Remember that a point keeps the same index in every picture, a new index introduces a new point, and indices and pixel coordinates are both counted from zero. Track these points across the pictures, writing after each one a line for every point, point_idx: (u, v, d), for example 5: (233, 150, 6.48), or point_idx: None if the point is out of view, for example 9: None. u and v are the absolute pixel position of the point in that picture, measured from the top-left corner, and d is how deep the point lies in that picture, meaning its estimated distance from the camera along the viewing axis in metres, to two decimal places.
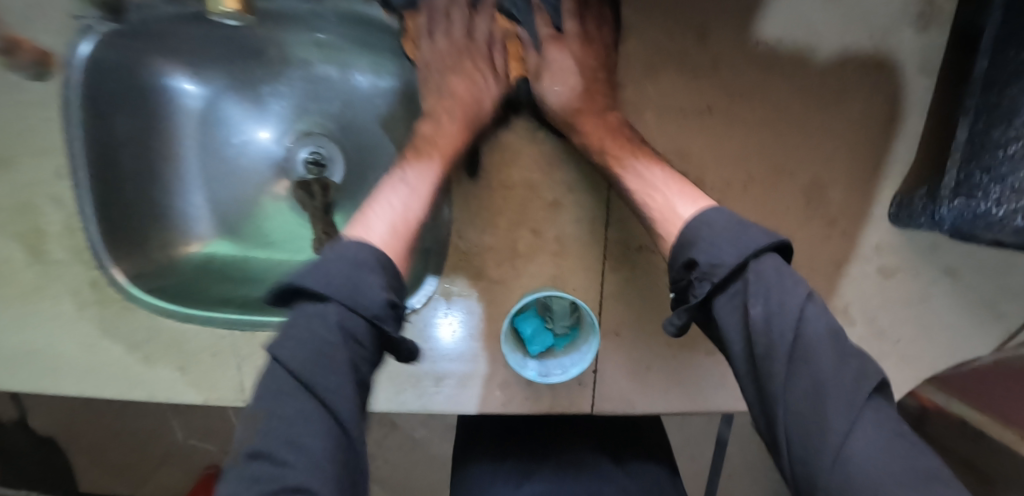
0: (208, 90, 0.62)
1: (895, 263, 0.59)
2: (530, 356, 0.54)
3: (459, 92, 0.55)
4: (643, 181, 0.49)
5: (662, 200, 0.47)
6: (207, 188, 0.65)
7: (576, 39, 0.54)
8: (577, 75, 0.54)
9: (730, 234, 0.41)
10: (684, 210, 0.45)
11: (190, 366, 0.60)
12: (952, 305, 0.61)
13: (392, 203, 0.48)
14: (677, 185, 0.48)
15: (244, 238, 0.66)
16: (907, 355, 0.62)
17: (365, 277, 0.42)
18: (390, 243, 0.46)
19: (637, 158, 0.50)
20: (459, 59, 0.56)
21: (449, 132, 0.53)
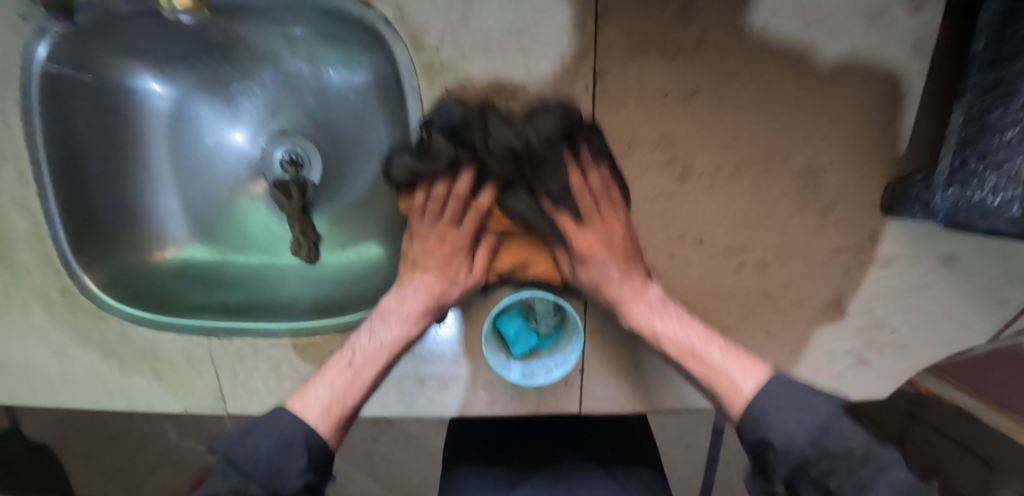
0: (176, 90, 0.60)
1: (891, 251, 0.57)
2: (514, 357, 0.53)
3: (432, 285, 0.52)
4: (658, 325, 0.50)
5: (726, 380, 0.46)
6: (181, 190, 0.63)
7: (600, 227, 0.50)
8: (593, 252, 0.50)
9: (793, 404, 0.42)
10: (747, 387, 0.44)
11: (166, 375, 0.59)
12: (954, 294, 0.59)
13: (334, 382, 0.47)
14: (734, 357, 0.47)
15: (221, 241, 0.64)
16: (905, 345, 0.61)
17: (289, 454, 0.41)
18: (328, 417, 0.45)
19: (648, 321, 0.50)
20: (448, 190, 0.52)
21: (443, 260, 0.52)
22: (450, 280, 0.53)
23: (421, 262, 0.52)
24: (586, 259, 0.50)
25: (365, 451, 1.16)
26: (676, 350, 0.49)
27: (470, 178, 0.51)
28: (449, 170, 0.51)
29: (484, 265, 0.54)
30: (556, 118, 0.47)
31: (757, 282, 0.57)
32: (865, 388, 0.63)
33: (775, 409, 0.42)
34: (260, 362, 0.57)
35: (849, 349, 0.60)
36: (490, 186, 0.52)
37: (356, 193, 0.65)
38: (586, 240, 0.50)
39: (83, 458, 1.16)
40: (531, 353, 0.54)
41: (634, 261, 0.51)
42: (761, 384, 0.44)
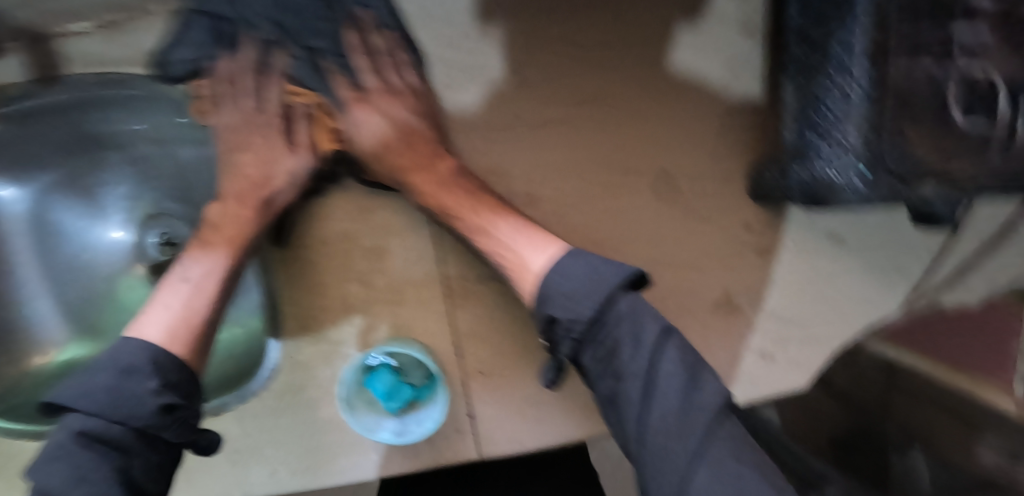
0: (28, 192, 0.57)
1: (767, 241, 0.56)
2: (387, 416, 0.50)
3: (251, 171, 0.50)
4: (460, 195, 0.49)
5: (513, 253, 0.44)
6: (53, 290, 0.60)
7: (381, 92, 0.53)
8: (394, 151, 0.52)
9: (579, 271, 0.39)
10: (536, 262, 0.42)
11: None
12: (845, 271, 0.58)
13: (168, 303, 0.41)
14: (525, 231, 0.45)
15: (103, 334, 0.63)
16: (813, 332, 0.58)
17: (136, 383, 0.35)
18: (177, 338, 0.40)
19: (473, 213, 0.48)
20: (248, 129, 0.51)
21: (251, 175, 0.50)
22: (275, 159, 0.51)
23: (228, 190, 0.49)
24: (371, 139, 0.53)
25: None
26: (470, 226, 0.48)
27: (253, 48, 0.52)
28: (234, 56, 0.52)
29: (304, 166, 0.52)
30: None
31: None
32: (779, 385, 0.58)
33: (564, 286, 0.39)
34: None
35: (751, 347, 0.57)
36: (280, 44, 0.53)
37: None
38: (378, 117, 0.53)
39: None
40: (412, 406, 0.51)
41: (432, 156, 0.52)
42: (555, 256, 0.42)
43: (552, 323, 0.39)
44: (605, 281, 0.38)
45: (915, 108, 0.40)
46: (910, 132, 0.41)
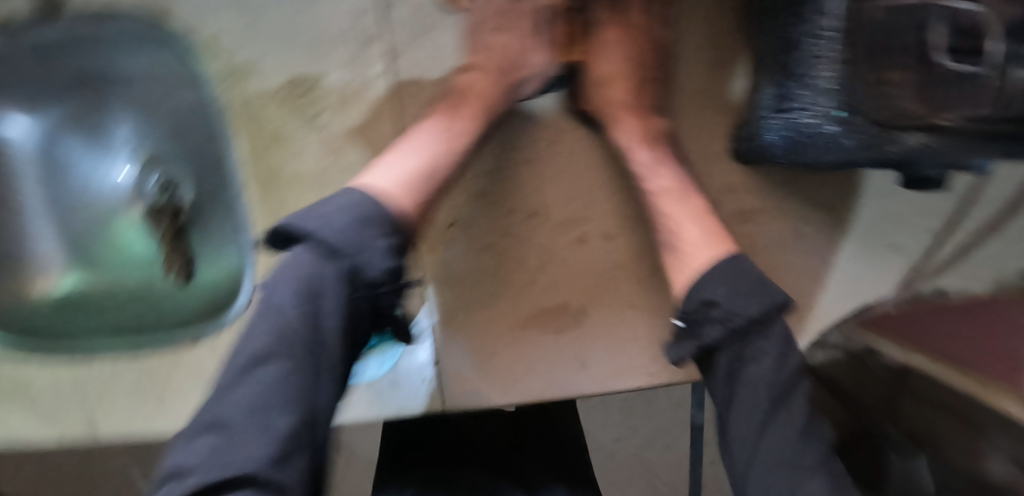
0: (41, 126, 0.62)
1: (754, 204, 0.53)
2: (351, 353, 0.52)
3: (499, 60, 0.45)
4: (654, 159, 0.46)
5: (692, 233, 0.40)
6: (59, 222, 0.64)
7: (638, 27, 0.47)
8: (623, 86, 0.47)
9: (743, 274, 0.35)
10: (708, 256, 0.37)
11: (43, 401, 0.59)
12: (837, 241, 0.54)
13: (408, 160, 0.39)
14: (700, 220, 0.41)
15: (100, 266, 0.66)
16: (798, 305, 0.55)
17: (371, 238, 0.32)
18: (407, 192, 0.36)
19: (671, 177, 0.44)
20: (509, 24, 0.46)
21: (499, 69, 0.45)
22: (505, 80, 0.46)
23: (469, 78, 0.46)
24: (615, 44, 0.47)
25: None
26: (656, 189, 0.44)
27: None
28: None
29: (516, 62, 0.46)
30: None
31: (606, 253, 0.52)
32: None
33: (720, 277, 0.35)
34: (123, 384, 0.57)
35: None
36: None
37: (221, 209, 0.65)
38: (610, 37, 0.47)
39: None
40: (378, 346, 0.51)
41: (645, 103, 0.47)
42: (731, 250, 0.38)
43: (707, 306, 0.34)
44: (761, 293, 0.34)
45: (899, 63, 0.34)
46: (897, 81, 0.34)
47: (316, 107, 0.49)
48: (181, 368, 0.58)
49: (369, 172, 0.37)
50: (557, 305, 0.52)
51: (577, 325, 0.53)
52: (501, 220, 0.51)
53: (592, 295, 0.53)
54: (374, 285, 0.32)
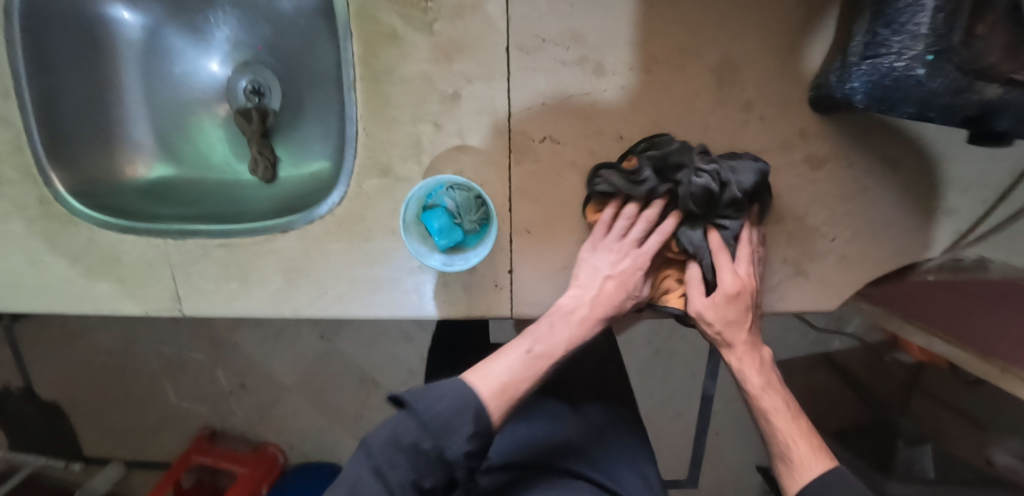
0: (146, 18, 0.66)
1: (823, 151, 0.56)
2: (436, 250, 0.54)
3: (607, 293, 0.52)
4: (758, 386, 0.52)
5: (799, 448, 0.49)
6: (151, 112, 0.69)
7: (747, 272, 0.53)
8: (744, 328, 0.53)
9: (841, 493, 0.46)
10: (813, 468, 0.48)
11: (127, 276, 0.62)
12: (892, 198, 0.58)
13: (511, 365, 0.48)
14: (803, 434, 0.50)
15: (186, 160, 0.70)
16: (849, 256, 0.59)
17: (461, 423, 0.43)
18: (497, 400, 0.46)
19: (779, 402, 0.51)
20: (635, 266, 0.52)
21: (625, 269, 0.52)
22: (636, 267, 0.53)
23: (607, 240, 0.53)
24: (732, 295, 0.51)
25: (353, 413, 1.29)
26: (772, 408, 0.51)
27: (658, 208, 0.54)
28: (619, 199, 0.54)
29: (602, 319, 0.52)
30: (759, 168, 0.51)
31: None
32: (808, 301, 0.60)
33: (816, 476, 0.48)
34: (209, 263, 0.60)
35: (784, 257, 0.58)
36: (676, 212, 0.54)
37: (307, 114, 0.69)
38: (728, 281, 0.52)
39: (94, 417, 1.31)
40: (457, 249, 0.55)
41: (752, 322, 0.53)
42: (824, 457, 0.48)
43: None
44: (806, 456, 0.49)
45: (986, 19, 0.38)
46: (980, 37, 0.39)
47: (427, 10, 0.51)
48: (268, 251, 0.59)
49: (467, 376, 0.47)
50: None
51: None
52: (590, 140, 0.54)
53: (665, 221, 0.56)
54: (453, 461, 0.42)
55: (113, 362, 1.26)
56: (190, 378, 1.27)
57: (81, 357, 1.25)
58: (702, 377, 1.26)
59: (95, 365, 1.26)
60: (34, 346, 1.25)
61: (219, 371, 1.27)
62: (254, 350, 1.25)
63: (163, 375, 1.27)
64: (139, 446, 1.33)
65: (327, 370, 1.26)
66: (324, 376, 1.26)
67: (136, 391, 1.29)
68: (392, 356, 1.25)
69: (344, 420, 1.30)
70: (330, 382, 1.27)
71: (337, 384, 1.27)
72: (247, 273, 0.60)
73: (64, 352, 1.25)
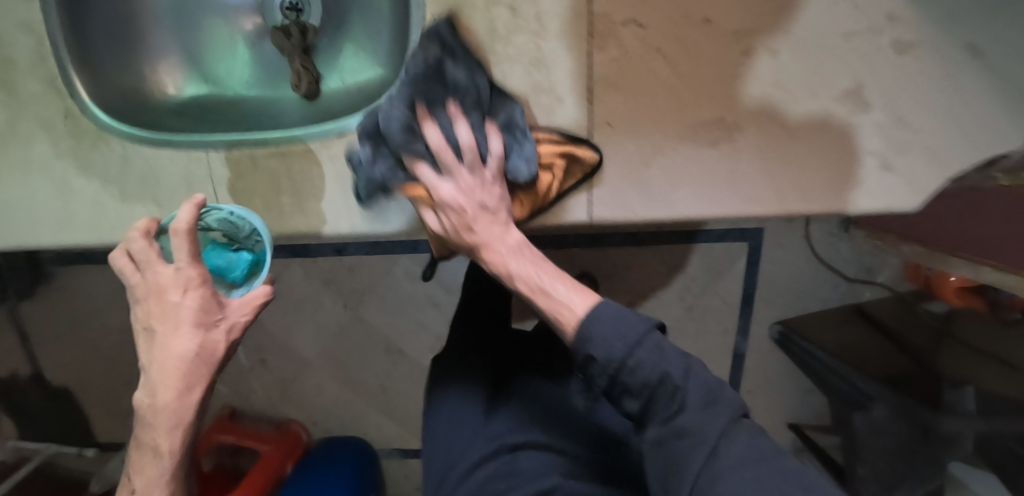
0: None
1: (913, 35, 0.53)
2: (236, 284, 0.51)
3: (181, 355, 0.45)
4: (513, 266, 0.50)
5: (569, 311, 0.48)
6: (181, 26, 0.63)
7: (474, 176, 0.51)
8: (505, 234, 0.51)
9: (613, 319, 0.47)
10: (578, 309, 0.48)
11: (168, 199, 0.57)
12: (981, 87, 0.55)
13: (163, 445, 0.47)
14: (578, 291, 0.49)
15: (218, 80, 0.65)
16: (932, 146, 0.57)
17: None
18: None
19: (527, 261, 0.50)
20: (154, 304, 0.45)
21: (157, 311, 0.45)
22: (170, 318, 0.45)
23: (136, 280, 0.47)
24: (477, 202, 0.50)
25: (379, 385, 1.25)
26: (525, 286, 0.50)
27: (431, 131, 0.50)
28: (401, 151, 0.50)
29: (181, 392, 0.45)
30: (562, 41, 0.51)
31: (770, 70, 0.53)
32: (892, 198, 0.58)
33: (601, 329, 0.46)
34: (259, 176, 0.56)
35: (866, 150, 0.56)
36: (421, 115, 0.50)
37: (355, 28, 0.64)
38: (490, 195, 0.51)
39: (105, 400, 1.27)
40: (222, 284, 0.51)
41: (490, 192, 0.51)
42: (594, 302, 0.48)
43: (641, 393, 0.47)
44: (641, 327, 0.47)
45: None
46: None
47: None
48: (326, 161, 0.55)
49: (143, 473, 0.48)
50: (713, 121, 0.54)
51: (731, 138, 0.55)
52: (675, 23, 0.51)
53: (749, 112, 0.54)
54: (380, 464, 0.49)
55: (123, 342, 1.21)
56: None
57: (89, 337, 1.20)
58: (735, 334, 1.28)
59: (104, 345, 1.21)
60: (41, 328, 1.19)
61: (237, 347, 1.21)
62: (271, 322, 1.19)
63: None
64: None
65: (351, 342, 1.21)
66: (348, 347, 1.21)
67: None
68: (419, 323, 1.20)
69: (369, 392, 1.25)
70: (355, 354, 1.22)
71: (362, 355, 1.22)
72: (303, 183, 0.55)
73: (70, 333, 1.20)
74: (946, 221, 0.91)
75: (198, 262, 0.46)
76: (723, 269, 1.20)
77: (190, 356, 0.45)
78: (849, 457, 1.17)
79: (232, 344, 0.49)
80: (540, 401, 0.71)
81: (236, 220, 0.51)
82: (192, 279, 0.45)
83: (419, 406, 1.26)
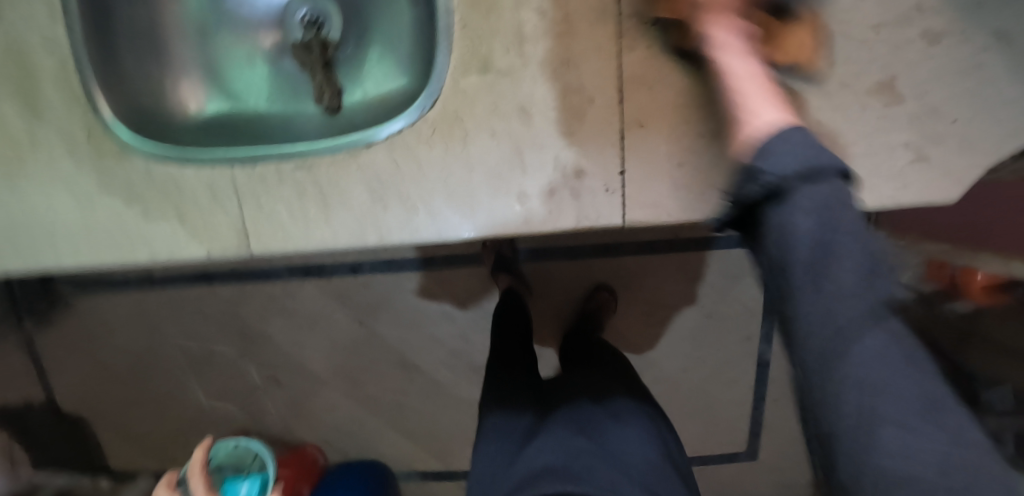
0: None
1: (941, 26, 0.53)
2: None
3: None
4: (726, 48, 0.47)
5: (747, 108, 0.44)
6: (203, 41, 0.64)
7: None
8: (741, 56, 0.47)
9: (799, 141, 0.40)
10: (767, 115, 0.42)
11: (189, 213, 0.56)
12: (1013, 75, 0.54)
13: None
14: (774, 101, 0.44)
15: (240, 95, 0.65)
16: (967, 136, 0.56)
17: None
18: None
19: (743, 61, 0.46)
20: None
21: None
22: None
23: None
24: None
25: (394, 403, 1.22)
26: (732, 81, 0.46)
27: None
28: None
29: None
30: None
31: (795, 65, 0.53)
32: (929, 192, 0.58)
33: (780, 147, 0.39)
34: (284, 188, 0.55)
35: (902, 143, 0.56)
36: None
37: (376, 41, 0.63)
38: (732, 40, 0.47)
39: (115, 425, 1.25)
40: None
41: None
42: (788, 123, 0.42)
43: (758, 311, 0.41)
44: (828, 159, 0.38)
45: None
46: None
47: None
48: (353, 171, 0.54)
49: None
50: None
51: None
52: None
53: None
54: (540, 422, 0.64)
55: (134, 364, 1.20)
56: (218, 376, 1.21)
57: (99, 360, 1.19)
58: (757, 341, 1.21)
59: (114, 367, 1.20)
60: (54, 352, 1.19)
61: (249, 366, 1.20)
62: (285, 339, 1.18)
63: (189, 374, 1.21)
64: (165, 454, 1.27)
65: (365, 358, 1.19)
66: (361, 363, 1.19)
67: (159, 395, 1.22)
68: (434, 337, 1.18)
69: (383, 410, 1.23)
70: (369, 370, 1.20)
71: (377, 371, 1.20)
72: (329, 194, 0.55)
73: (81, 356, 1.19)
74: (982, 221, 0.98)
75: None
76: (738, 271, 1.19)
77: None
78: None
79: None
80: (554, 433, 0.64)
81: (244, 449, 0.85)
82: None
83: (435, 422, 1.24)
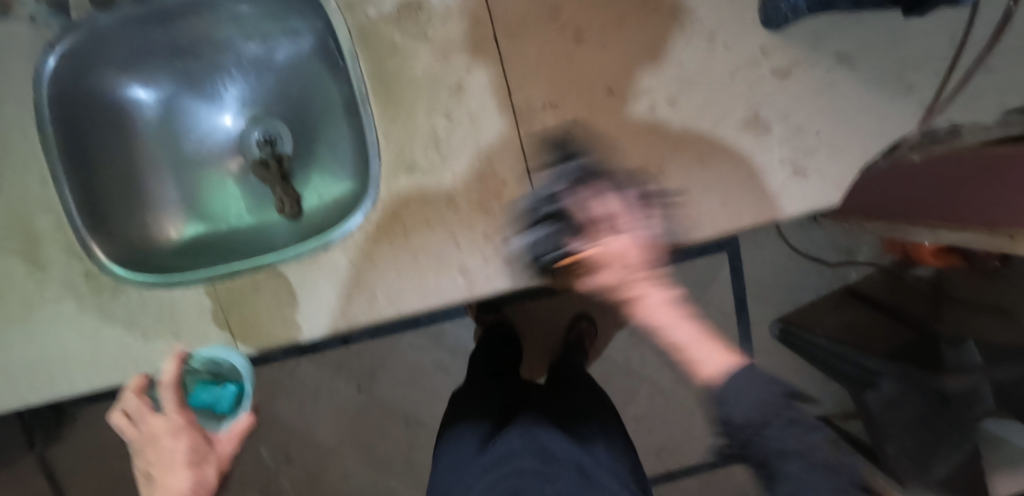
0: (160, 93, 0.73)
1: (786, 62, 0.62)
2: (223, 417, 0.61)
3: (181, 453, 0.56)
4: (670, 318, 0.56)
5: (703, 361, 0.53)
6: (175, 177, 0.73)
7: None
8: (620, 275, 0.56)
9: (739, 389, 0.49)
10: (718, 365, 0.52)
11: (183, 331, 0.64)
12: (858, 88, 0.63)
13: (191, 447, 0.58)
14: (707, 345, 0.53)
15: (212, 217, 0.74)
16: (835, 144, 0.64)
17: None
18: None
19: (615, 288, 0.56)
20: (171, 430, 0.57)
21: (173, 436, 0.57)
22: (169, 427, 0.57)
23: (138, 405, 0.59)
24: None
25: (404, 460, 1.27)
26: (667, 329, 0.55)
27: None
28: None
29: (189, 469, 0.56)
30: None
31: (670, 116, 0.62)
32: (815, 199, 0.65)
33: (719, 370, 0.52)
34: (261, 295, 0.63)
35: (781, 160, 0.64)
36: None
37: (323, 148, 0.73)
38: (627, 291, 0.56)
39: None
40: (211, 416, 0.61)
41: None
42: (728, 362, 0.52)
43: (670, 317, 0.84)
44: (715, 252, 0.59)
45: None
46: None
47: (421, 20, 0.60)
48: (315, 271, 0.62)
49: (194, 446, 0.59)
50: (639, 166, 0.62)
51: (659, 180, 0.63)
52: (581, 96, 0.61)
53: (664, 153, 0.63)
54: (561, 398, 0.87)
55: None
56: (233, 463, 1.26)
57: (118, 469, 1.25)
58: None
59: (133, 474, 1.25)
60: (75, 467, 1.25)
61: (262, 449, 1.26)
62: (292, 417, 1.24)
63: None
64: None
65: (370, 422, 1.25)
66: (367, 427, 1.25)
67: None
68: (433, 390, 1.24)
69: (396, 469, 1.28)
70: (375, 433, 1.26)
71: (383, 433, 1.26)
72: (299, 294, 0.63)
73: (99, 469, 1.25)
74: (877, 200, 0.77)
75: (180, 409, 0.58)
76: (703, 279, 1.28)
77: (186, 494, 0.55)
78: (874, 439, 1.14)
79: (224, 476, 0.58)
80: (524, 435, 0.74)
81: (219, 359, 0.63)
82: (178, 423, 0.57)
83: None
